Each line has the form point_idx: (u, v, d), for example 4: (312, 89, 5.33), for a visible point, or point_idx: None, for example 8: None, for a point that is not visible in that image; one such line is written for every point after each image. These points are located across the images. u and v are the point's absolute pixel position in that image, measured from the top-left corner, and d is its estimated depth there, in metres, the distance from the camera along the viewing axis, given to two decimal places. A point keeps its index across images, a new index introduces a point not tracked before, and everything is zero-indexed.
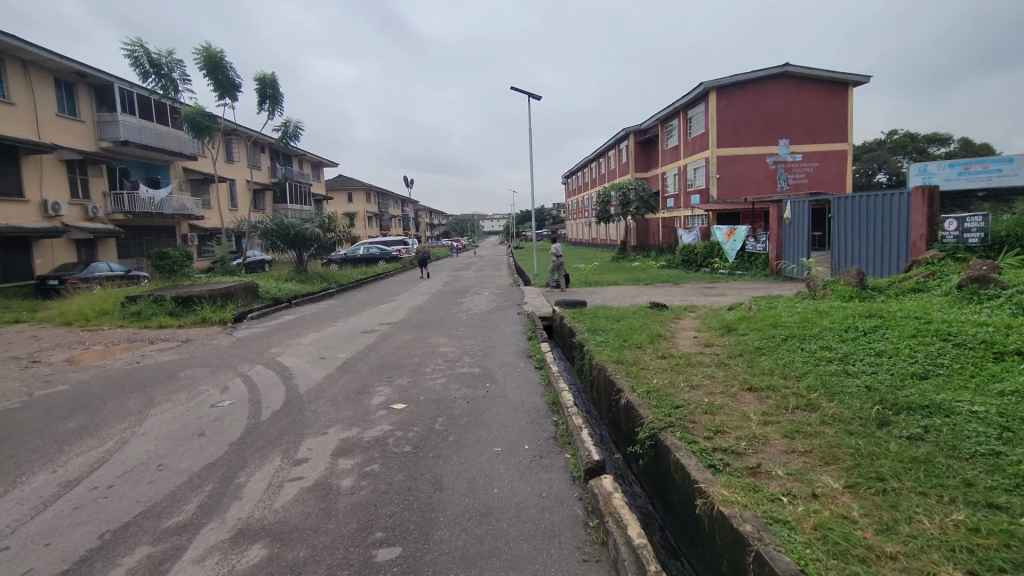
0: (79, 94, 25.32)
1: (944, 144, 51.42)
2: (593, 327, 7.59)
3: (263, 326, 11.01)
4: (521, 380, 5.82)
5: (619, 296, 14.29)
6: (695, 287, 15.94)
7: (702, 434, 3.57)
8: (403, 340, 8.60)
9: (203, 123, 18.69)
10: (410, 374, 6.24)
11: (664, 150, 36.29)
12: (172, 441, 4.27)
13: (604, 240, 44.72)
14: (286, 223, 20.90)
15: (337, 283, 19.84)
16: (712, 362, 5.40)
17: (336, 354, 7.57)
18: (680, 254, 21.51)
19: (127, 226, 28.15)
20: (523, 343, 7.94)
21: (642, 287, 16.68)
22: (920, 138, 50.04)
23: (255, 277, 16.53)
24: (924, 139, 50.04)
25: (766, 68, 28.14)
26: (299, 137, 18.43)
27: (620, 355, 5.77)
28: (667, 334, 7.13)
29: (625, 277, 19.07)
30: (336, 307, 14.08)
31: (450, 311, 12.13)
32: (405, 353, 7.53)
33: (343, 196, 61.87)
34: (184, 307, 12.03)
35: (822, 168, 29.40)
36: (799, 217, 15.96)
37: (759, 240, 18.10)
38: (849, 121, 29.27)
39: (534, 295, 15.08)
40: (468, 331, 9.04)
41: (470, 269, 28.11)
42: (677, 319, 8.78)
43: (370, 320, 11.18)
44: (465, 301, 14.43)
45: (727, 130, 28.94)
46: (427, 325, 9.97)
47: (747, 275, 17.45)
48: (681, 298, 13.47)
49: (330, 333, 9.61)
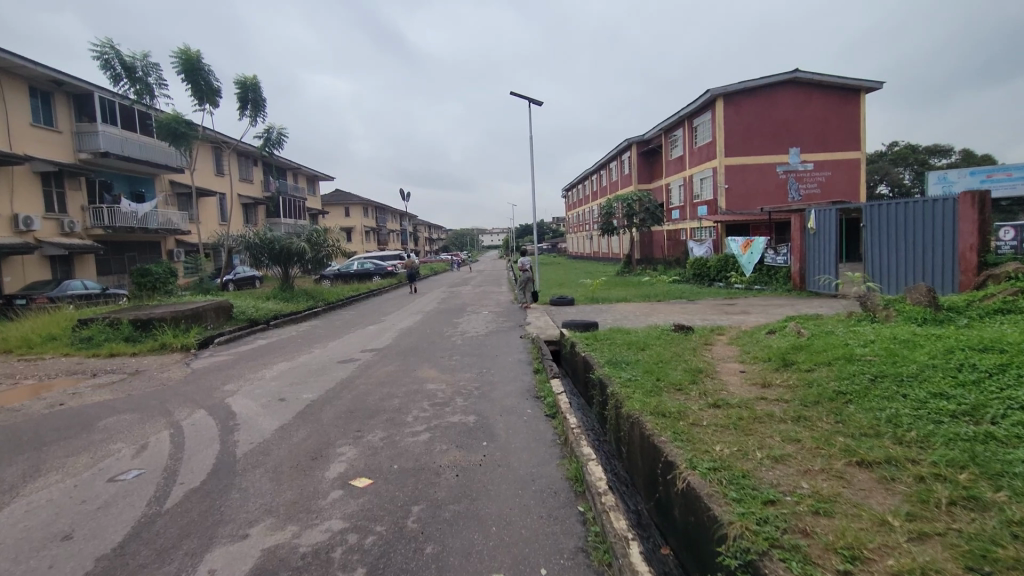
0: (56, 104, 24.14)
1: (946, 155, 50.33)
2: (614, 359, 6.23)
3: (229, 354, 9.64)
4: (529, 437, 4.42)
5: (632, 315, 12.92)
6: (712, 304, 14.63)
7: (832, 566, 2.21)
8: (385, 373, 7.20)
9: (178, 130, 17.43)
10: (386, 426, 4.84)
11: (669, 160, 35.14)
12: (14, 554, 2.89)
13: (607, 254, 43.48)
14: (271, 237, 19.55)
15: (324, 301, 18.50)
16: (787, 415, 4.01)
17: (301, 394, 6.19)
18: (691, 268, 20.22)
19: (108, 241, 26.88)
20: (529, 378, 6.54)
21: (655, 304, 15.30)
22: (920, 150, 48.96)
23: (232, 295, 15.18)
24: (925, 151, 48.89)
25: (775, 74, 27.04)
26: (282, 144, 17.17)
27: (659, 403, 4.39)
28: (708, 368, 5.76)
29: (634, 293, 17.69)
30: (317, 330, 12.68)
31: (442, 334, 10.73)
32: (384, 392, 6.12)
33: (340, 210, 60.76)
34: (143, 331, 10.66)
35: (835, 177, 28.18)
36: (824, 228, 14.65)
37: (779, 252, 16.73)
38: (862, 129, 28.11)
39: (537, 314, 13.67)
40: (462, 362, 7.64)
41: (468, 285, 26.81)
42: (711, 346, 7.43)
43: (352, 345, 9.76)
44: (461, 320, 13.06)
45: (735, 139, 27.81)
46: (416, 353, 8.55)
47: (766, 291, 16.15)
48: (700, 317, 12.10)
49: (301, 363, 8.21)
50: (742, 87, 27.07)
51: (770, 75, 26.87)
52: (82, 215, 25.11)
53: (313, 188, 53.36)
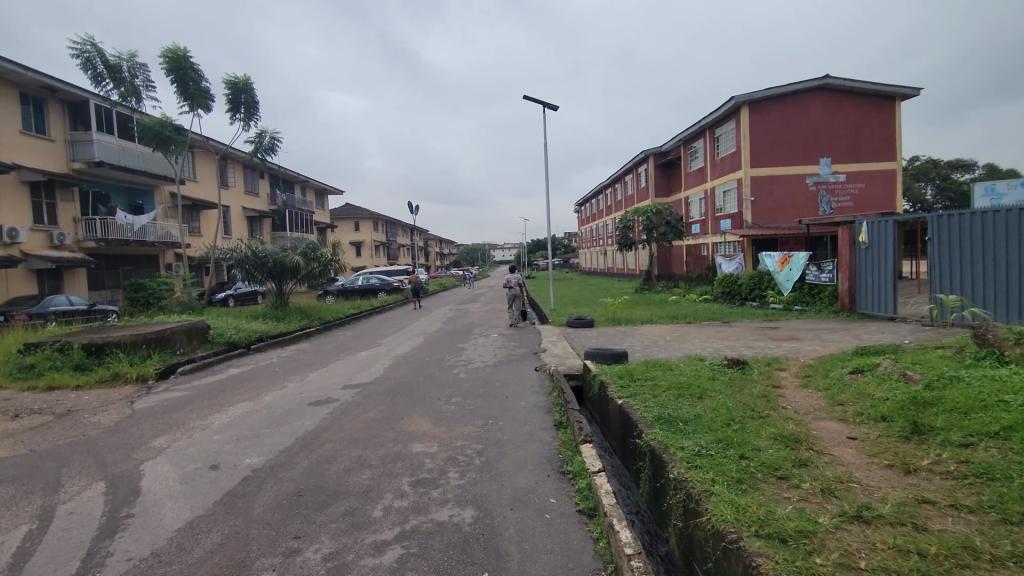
0: (49, 111, 23.06)
1: (969, 169, 48.33)
2: (664, 415, 4.59)
3: (189, 388, 8.09)
4: (555, 568, 2.77)
5: (663, 341, 11.24)
6: (752, 328, 12.93)
7: None
8: (362, 424, 5.58)
9: (163, 134, 16.11)
10: (339, 531, 3.21)
11: (688, 173, 33.55)
12: None
13: (623, 270, 41.85)
14: (264, 251, 18.00)
15: (320, 320, 17.03)
16: (1004, 550, 2.33)
17: (245, 460, 4.60)
18: (721, 285, 18.54)
19: (102, 254, 25.68)
20: (550, 437, 4.86)
21: (685, 327, 13.59)
22: (943, 164, 46.97)
23: (214, 315, 13.73)
24: (947, 165, 46.93)
25: (804, 80, 25.46)
26: (275, 150, 15.73)
27: (769, 514, 2.74)
28: (805, 433, 4.09)
29: (659, 314, 15.99)
30: (302, 356, 11.13)
31: (442, 364, 9.09)
32: (354, 459, 4.50)
33: (349, 225, 59.76)
34: (96, 358, 9.21)
35: (869, 189, 26.37)
36: (879, 242, 12.95)
37: (823, 269, 14.95)
38: (897, 138, 26.39)
39: (552, 339, 12.04)
40: (462, 408, 6.00)
41: (476, 303, 25.23)
42: (783, 392, 5.74)
43: (334, 379, 8.16)
44: (466, 345, 11.46)
45: (761, 149, 26.20)
46: (407, 393, 6.94)
47: (810, 312, 14.46)
48: (743, 345, 10.40)
49: (263, 406, 6.63)
50: (768, 94, 25.49)
51: (799, 81, 25.31)
52: (74, 227, 23.99)
53: (321, 201, 52.28)
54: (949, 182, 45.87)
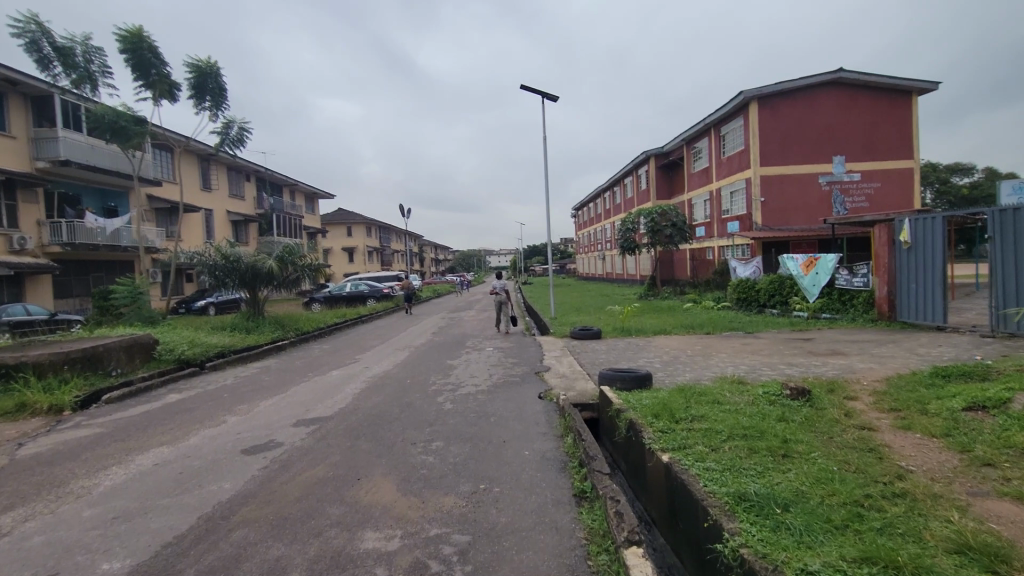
0: (10, 106, 21.36)
1: (969, 173, 47.17)
2: (749, 494, 2.98)
3: (103, 423, 6.42)
4: None
5: (685, 358, 9.62)
6: (783, 340, 11.38)
7: None
8: (300, 491, 3.95)
9: (117, 125, 14.09)
10: None
11: (692, 174, 32.14)
12: None
13: (625, 275, 40.31)
14: (235, 254, 16.25)
15: (297, 330, 15.41)
16: None
17: (102, 566, 2.98)
18: (735, 291, 17.01)
19: (69, 259, 23.96)
20: (569, 522, 3.26)
21: (706, 338, 11.97)
22: (942, 168, 45.88)
23: (172, 327, 12.10)
24: (946, 169, 45.88)
25: (816, 74, 24.04)
26: (243, 142, 14.07)
27: None
28: (996, 537, 2.50)
29: (673, 323, 14.43)
30: (262, 376, 9.45)
31: (424, 389, 7.45)
32: (268, 567, 2.87)
33: (342, 230, 58.11)
34: (3, 383, 7.54)
35: (885, 189, 24.91)
36: (924, 242, 11.40)
37: (855, 273, 13.42)
38: (914, 134, 24.95)
39: (556, 353, 10.46)
40: (444, 463, 4.40)
41: (470, 311, 23.64)
42: (887, 442, 4.15)
43: (287, 411, 6.51)
44: (456, 361, 9.88)
45: (771, 146, 24.75)
46: (374, 434, 5.33)
47: (842, 321, 12.95)
48: (783, 362, 8.83)
49: (181, 455, 5.00)
50: (779, 88, 24.09)
51: (811, 75, 23.91)
52: (38, 231, 22.28)
53: (311, 206, 50.67)
54: (949, 185, 44.61)
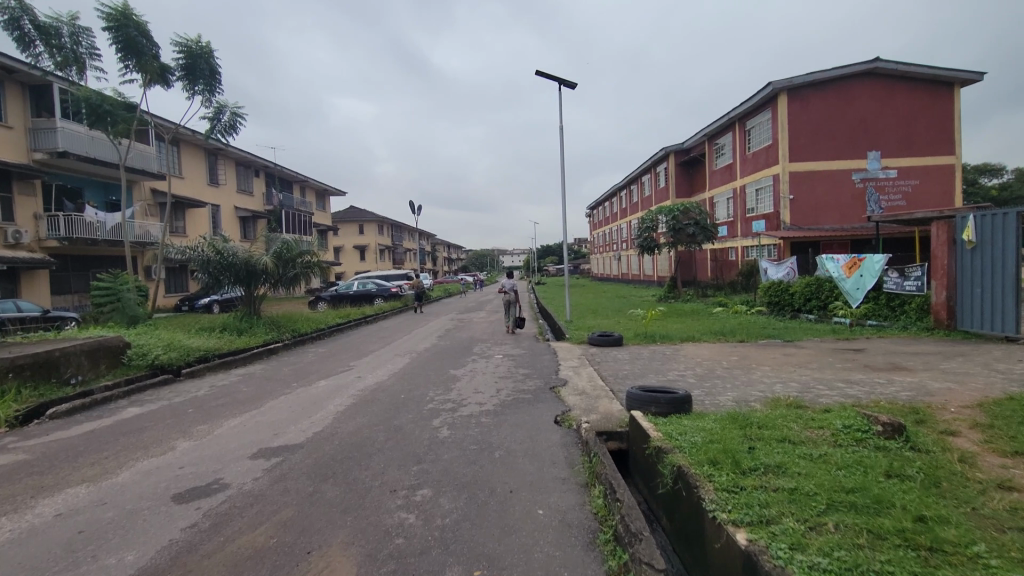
0: (7, 95, 20.60)
1: (997, 175, 45.31)
2: None
3: (31, 448, 5.33)
4: None
5: (722, 372, 8.38)
6: (830, 350, 10.11)
7: None
8: (221, 574, 2.82)
9: (102, 109, 13.07)
10: None
11: (714, 170, 30.73)
12: None
13: (643, 277, 38.94)
14: (231, 250, 15.25)
15: (294, 331, 14.40)
16: None
17: None
18: (766, 294, 15.73)
19: (66, 254, 23.21)
20: None
21: (741, 347, 10.73)
22: (969, 169, 44.13)
23: (153, 329, 11.10)
24: (972, 170, 44.10)
25: (850, 64, 22.59)
26: (236, 129, 13.07)
27: None
28: None
29: (701, 329, 13.19)
30: (241, 386, 8.37)
31: (419, 408, 6.31)
32: None
33: (353, 228, 57.37)
34: None
35: (924, 187, 23.35)
36: (992, 242, 10.05)
37: (907, 276, 12.18)
38: (955, 128, 23.38)
39: (573, 363, 9.30)
40: (429, 529, 3.24)
41: (480, 312, 22.57)
42: None
43: (249, 436, 5.38)
44: (461, 371, 8.75)
45: (801, 141, 23.33)
46: (346, 475, 4.19)
47: (891, 330, 11.68)
48: (838, 380, 7.59)
49: (94, 500, 3.88)
50: (810, 79, 22.68)
51: (845, 65, 22.46)
52: (35, 224, 21.52)
53: (323, 203, 49.95)
54: (977, 187, 42.80)
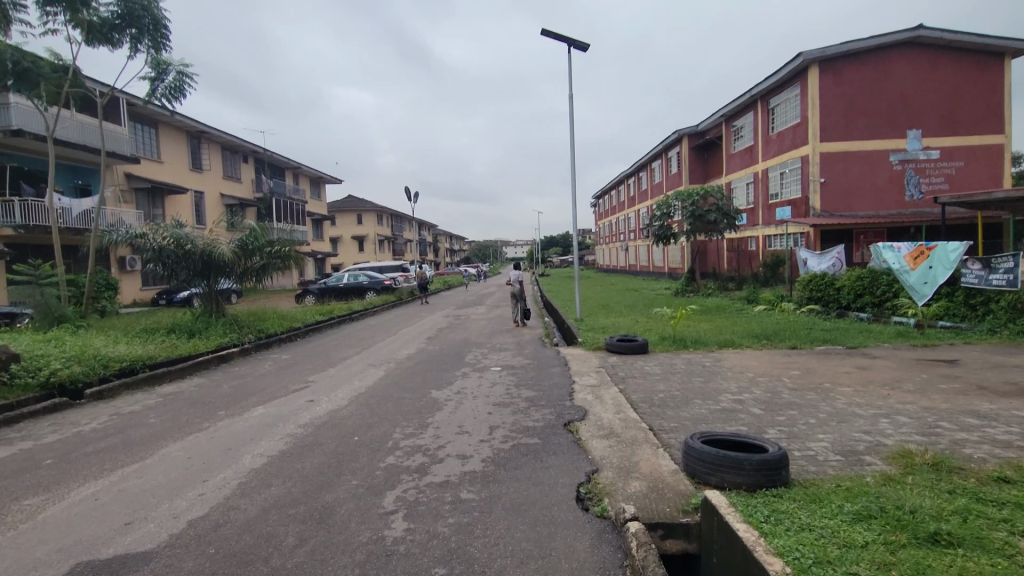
0: None
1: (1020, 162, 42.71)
2: None
3: None
4: None
5: (791, 397, 6.23)
6: (914, 361, 7.99)
7: None
8: None
9: (20, 65, 10.97)
10: None
11: (733, 154, 28.40)
12: None
13: (655, 268, 36.62)
14: (188, 237, 13.18)
15: (258, 331, 12.38)
16: None
17: None
18: (807, 289, 13.60)
19: (25, 243, 21.29)
20: None
21: (797, 356, 8.62)
22: None
23: (72, 333, 9.07)
24: None
25: (890, 32, 20.30)
26: (184, 92, 11.04)
27: None
28: None
29: (739, 330, 11.07)
30: (151, 414, 6.27)
31: (371, 466, 4.21)
32: None
33: (351, 218, 55.19)
34: None
35: (970, 169, 21.06)
36: None
37: (994, 269, 9.91)
38: (1006, 103, 21.06)
39: (591, 380, 7.20)
40: None
41: (478, 307, 20.51)
42: None
43: (83, 528, 3.31)
44: (444, 393, 6.65)
45: (834, 118, 21.07)
46: None
47: (975, 333, 9.61)
48: (965, 413, 5.45)
49: None
50: (845, 49, 20.38)
51: (885, 33, 20.17)
52: None
53: (318, 191, 47.74)
54: None
